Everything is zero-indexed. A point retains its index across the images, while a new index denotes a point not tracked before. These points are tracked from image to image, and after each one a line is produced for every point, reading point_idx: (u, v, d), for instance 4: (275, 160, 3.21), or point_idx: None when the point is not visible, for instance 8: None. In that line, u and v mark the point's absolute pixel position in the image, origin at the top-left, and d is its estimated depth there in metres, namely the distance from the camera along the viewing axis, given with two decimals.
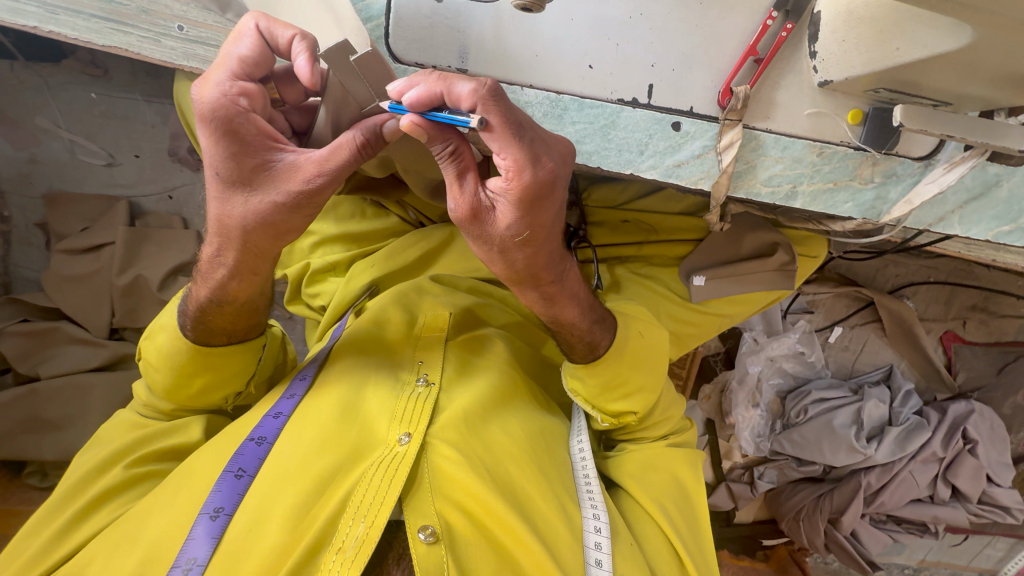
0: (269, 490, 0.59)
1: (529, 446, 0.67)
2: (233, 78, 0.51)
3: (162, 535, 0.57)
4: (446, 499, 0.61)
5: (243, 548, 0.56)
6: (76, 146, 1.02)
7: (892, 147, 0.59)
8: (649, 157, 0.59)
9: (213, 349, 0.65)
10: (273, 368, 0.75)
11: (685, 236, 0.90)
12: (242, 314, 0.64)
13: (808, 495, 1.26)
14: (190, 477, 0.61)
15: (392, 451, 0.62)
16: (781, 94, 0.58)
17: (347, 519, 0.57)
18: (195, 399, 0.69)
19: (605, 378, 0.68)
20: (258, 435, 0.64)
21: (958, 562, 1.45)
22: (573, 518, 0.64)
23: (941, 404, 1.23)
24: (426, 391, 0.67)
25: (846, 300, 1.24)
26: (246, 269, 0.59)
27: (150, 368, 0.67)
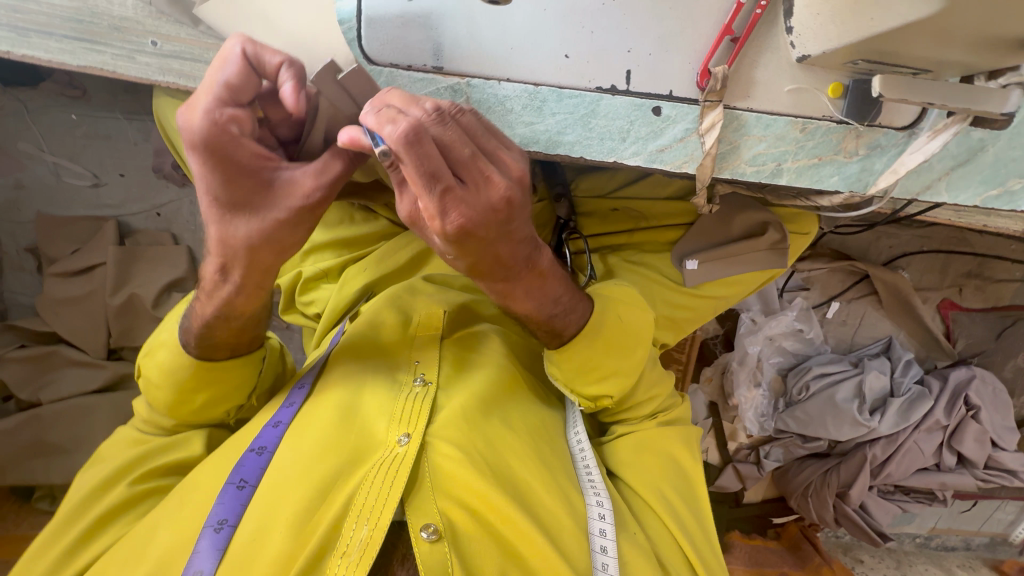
0: (272, 497, 0.59)
1: (530, 438, 0.67)
2: (221, 104, 0.49)
3: (171, 548, 0.57)
4: (448, 496, 0.61)
5: (250, 556, 0.56)
6: (61, 168, 1.02)
7: (875, 119, 0.59)
8: (631, 144, 0.58)
9: (216, 364, 0.65)
10: (274, 377, 0.76)
11: (676, 221, 0.90)
12: (246, 328, 0.64)
13: (815, 471, 1.27)
14: (194, 490, 0.62)
15: (392, 453, 0.62)
16: (759, 72, 0.57)
17: (350, 523, 0.57)
18: (197, 413, 0.69)
19: (579, 362, 0.67)
20: (259, 445, 0.64)
21: (969, 529, 1.46)
22: (577, 507, 0.64)
23: (942, 372, 1.23)
24: (424, 390, 0.67)
25: (841, 274, 1.23)
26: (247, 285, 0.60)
27: (149, 385, 0.67)
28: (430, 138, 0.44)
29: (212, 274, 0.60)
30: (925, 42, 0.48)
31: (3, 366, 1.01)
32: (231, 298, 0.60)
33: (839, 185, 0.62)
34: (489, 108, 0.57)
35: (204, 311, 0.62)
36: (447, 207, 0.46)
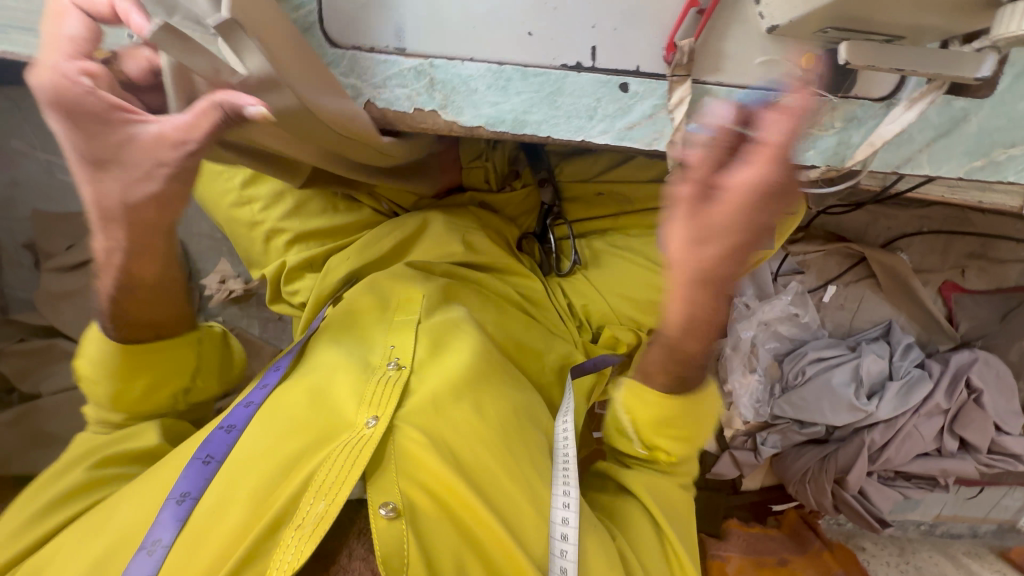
0: (237, 473, 0.59)
1: (498, 423, 0.67)
2: (71, 58, 0.49)
3: (130, 524, 0.57)
4: (411, 478, 0.61)
5: (206, 528, 0.56)
6: (55, 165, 1.05)
7: (849, 89, 0.58)
8: (599, 122, 0.58)
9: (145, 345, 0.67)
10: (218, 370, 0.76)
11: (660, 205, 0.89)
12: (158, 300, 0.66)
13: (813, 457, 1.24)
14: (160, 468, 0.62)
15: (358, 434, 0.62)
16: (729, 45, 0.56)
17: (308, 497, 0.56)
18: (141, 403, 0.70)
19: (666, 413, 0.68)
20: (229, 423, 0.64)
21: (975, 516, 1.44)
22: (539, 489, 0.65)
23: (944, 356, 1.21)
24: (397, 374, 0.68)
25: (837, 257, 1.23)
26: (134, 253, 0.60)
27: (89, 382, 0.69)
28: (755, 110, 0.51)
29: (105, 249, 0.59)
30: (897, 6, 0.46)
31: (4, 359, 1.04)
32: (134, 271, 0.61)
33: (814, 160, 0.61)
34: (454, 89, 0.56)
35: (104, 285, 0.63)
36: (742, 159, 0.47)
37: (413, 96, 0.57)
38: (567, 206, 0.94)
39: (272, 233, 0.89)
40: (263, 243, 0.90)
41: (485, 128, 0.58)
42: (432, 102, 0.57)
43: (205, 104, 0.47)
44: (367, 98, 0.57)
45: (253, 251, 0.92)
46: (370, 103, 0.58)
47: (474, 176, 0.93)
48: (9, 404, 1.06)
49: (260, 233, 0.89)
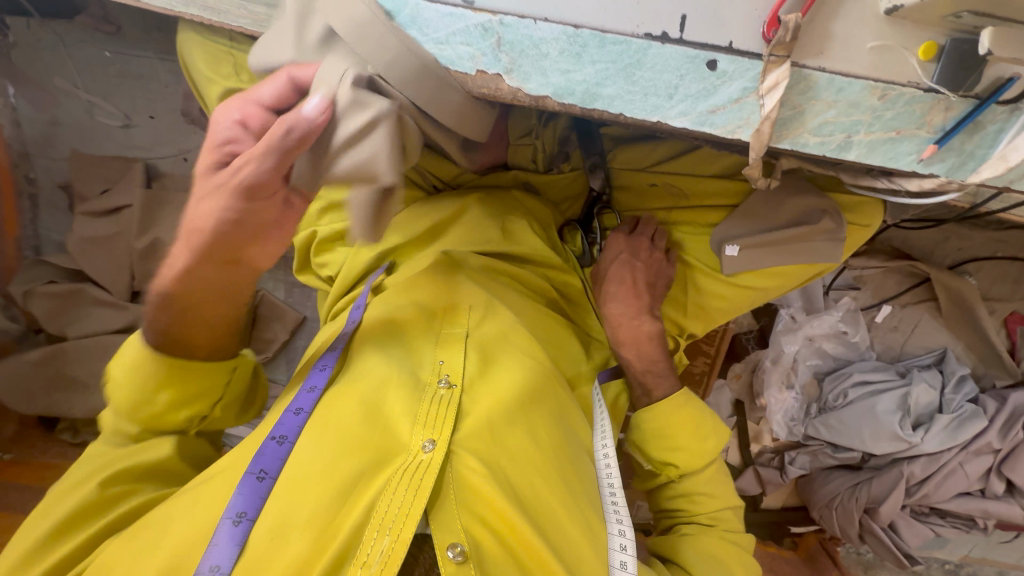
0: (292, 491, 0.56)
1: (552, 456, 0.65)
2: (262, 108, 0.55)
3: (187, 541, 0.54)
4: (472, 513, 0.58)
5: (266, 558, 0.52)
6: (94, 107, 1.03)
7: (971, 87, 0.50)
8: (678, 102, 0.52)
9: (183, 364, 0.63)
10: (238, 406, 0.73)
11: (719, 201, 0.82)
12: (208, 318, 0.62)
13: (843, 483, 1.18)
14: (213, 478, 0.59)
15: (415, 459, 0.59)
16: (838, 25, 0.49)
17: (370, 531, 0.54)
18: (158, 417, 0.66)
19: (658, 425, 0.79)
20: (280, 433, 0.61)
21: (1006, 561, 1.36)
22: (598, 537, 0.63)
23: (1000, 392, 1.11)
24: (449, 394, 0.64)
25: (897, 276, 1.14)
26: (224, 269, 0.58)
27: (114, 387, 0.64)
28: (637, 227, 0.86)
29: (185, 271, 0.57)
30: None
31: (33, 300, 1.03)
32: (204, 288, 0.59)
33: (932, 168, 0.55)
34: (522, 52, 0.51)
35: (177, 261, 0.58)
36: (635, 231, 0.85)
37: (476, 56, 0.52)
38: (617, 194, 0.89)
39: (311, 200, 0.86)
40: None
41: (552, 99, 0.53)
42: (496, 65, 0.52)
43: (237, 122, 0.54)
44: (429, 54, 0.53)
45: None
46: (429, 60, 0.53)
47: (520, 154, 0.87)
48: (38, 344, 1.07)
49: None
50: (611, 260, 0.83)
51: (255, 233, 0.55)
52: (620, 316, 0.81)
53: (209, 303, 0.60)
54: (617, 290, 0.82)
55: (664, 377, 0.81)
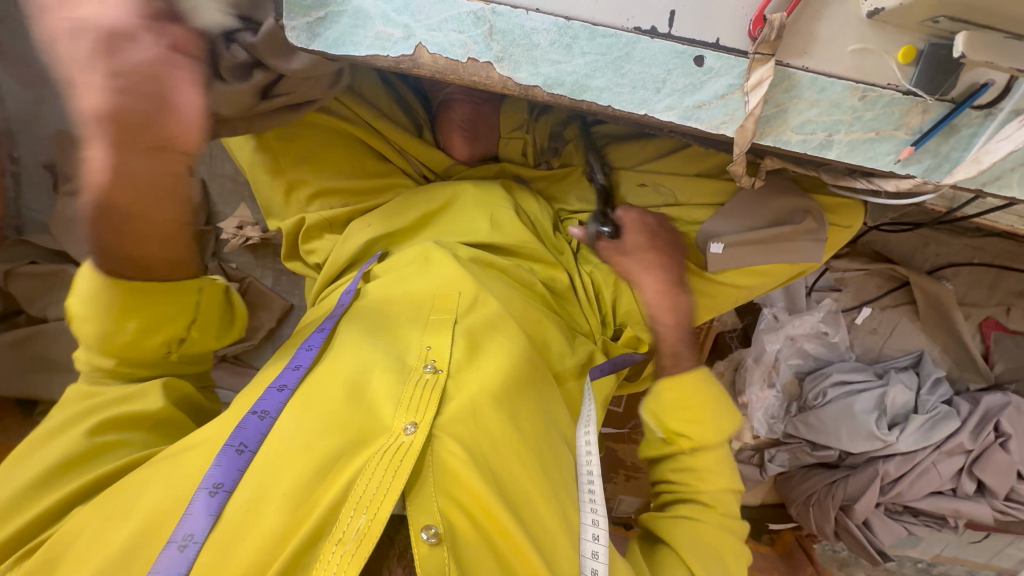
0: (273, 464, 0.57)
1: (532, 442, 0.66)
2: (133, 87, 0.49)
3: (161, 506, 0.55)
4: (450, 496, 0.59)
5: (243, 527, 0.53)
6: None
7: (948, 90, 0.52)
8: (665, 96, 0.53)
9: (140, 286, 0.62)
10: (217, 326, 0.73)
11: (706, 200, 0.84)
12: (154, 225, 0.57)
13: (820, 480, 1.21)
14: (188, 450, 0.60)
15: (397, 441, 0.59)
16: (822, 26, 0.51)
17: (348, 509, 0.54)
18: (140, 346, 0.66)
19: (677, 397, 0.74)
20: (262, 408, 0.62)
21: (975, 559, 1.40)
22: (573, 523, 0.64)
23: (974, 395, 1.15)
24: (435, 378, 0.65)
25: (878, 279, 1.17)
26: (155, 157, 0.52)
27: (78, 322, 0.64)
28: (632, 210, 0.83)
29: (113, 170, 0.51)
30: None
31: (13, 280, 1.02)
32: (140, 190, 0.53)
33: (909, 169, 0.56)
34: (513, 41, 0.51)
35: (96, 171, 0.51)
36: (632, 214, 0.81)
37: (468, 44, 0.51)
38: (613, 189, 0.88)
39: (299, 184, 0.85)
40: (285, 193, 0.86)
41: (541, 90, 0.53)
42: (487, 53, 0.52)
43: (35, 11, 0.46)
44: (418, 40, 0.51)
45: (273, 200, 0.88)
46: (419, 47, 0.51)
47: (511, 148, 0.89)
48: (16, 326, 1.05)
49: (282, 182, 0.85)
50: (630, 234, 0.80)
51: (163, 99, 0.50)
52: (657, 293, 0.78)
53: (148, 211, 0.55)
54: (643, 263, 0.78)
55: (678, 331, 0.78)
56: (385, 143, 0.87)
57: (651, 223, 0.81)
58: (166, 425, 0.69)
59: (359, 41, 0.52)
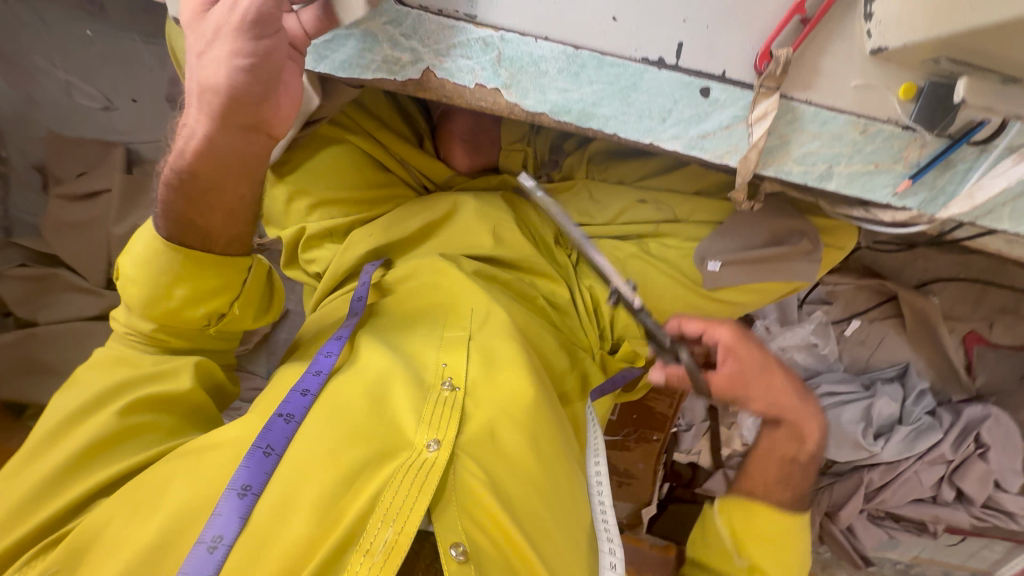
0: (300, 474, 0.59)
1: (547, 459, 0.67)
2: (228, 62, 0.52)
3: (187, 506, 0.57)
4: (472, 517, 0.61)
5: (271, 534, 0.56)
6: (72, 87, 1.00)
7: (946, 127, 0.52)
8: (671, 126, 0.54)
9: (199, 255, 0.64)
10: (259, 306, 0.74)
11: (705, 217, 0.85)
12: (224, 198, 0.63)
13: (807, 487, 1.24)
14: (211, 450, 0.62)
15: (420, 457, 0.62)
16: (826, 61, 0.51)
17: (375, 522, 0.57)
18: (177, 316, 0.67)
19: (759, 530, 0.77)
20: (287, 411, 0.64)
21: (951, 561, 1.44)
22: (585, 542, 0.66)
23: (955, 407, 1.18)
24: (452, 396, 0.67)
25: (867, 293, 1.19)
26: (244, 137, 0.58)
27: (127, 283, 0.66)
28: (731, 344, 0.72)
29: (205, 137, 0.58)
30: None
31: (3, 282, 1.01)
32: (224, 161, 0.60)
33: (906, 201, 0.58)
34: (521, 68, 0.51)
35: (196, 133, 0.58)
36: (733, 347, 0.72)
37: (476, 70, 0.52)
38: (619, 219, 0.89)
39: (296, 195, 0.83)
40: (284, 203, 0.84)
41: (547, 116, 0.54)
42: (495, 80, 0.52)
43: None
44: (426, 65, 0.52)
45: (272, 209, 0.86)
46: (427, 72, 0.53)
47: (511, 160, 0.89)
48: (5, 329, 1.03)
49: (282, 191, 0.83)
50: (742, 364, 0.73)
51: (269, 86, 0.54)
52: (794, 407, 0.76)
53: (224, 182, 0.61)
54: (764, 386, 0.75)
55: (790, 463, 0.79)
56: (387, 155, 0.86)
57: (749, 346, 0.73)
58: (190, 408, 0.70)
59: (369, 66, 0.54)
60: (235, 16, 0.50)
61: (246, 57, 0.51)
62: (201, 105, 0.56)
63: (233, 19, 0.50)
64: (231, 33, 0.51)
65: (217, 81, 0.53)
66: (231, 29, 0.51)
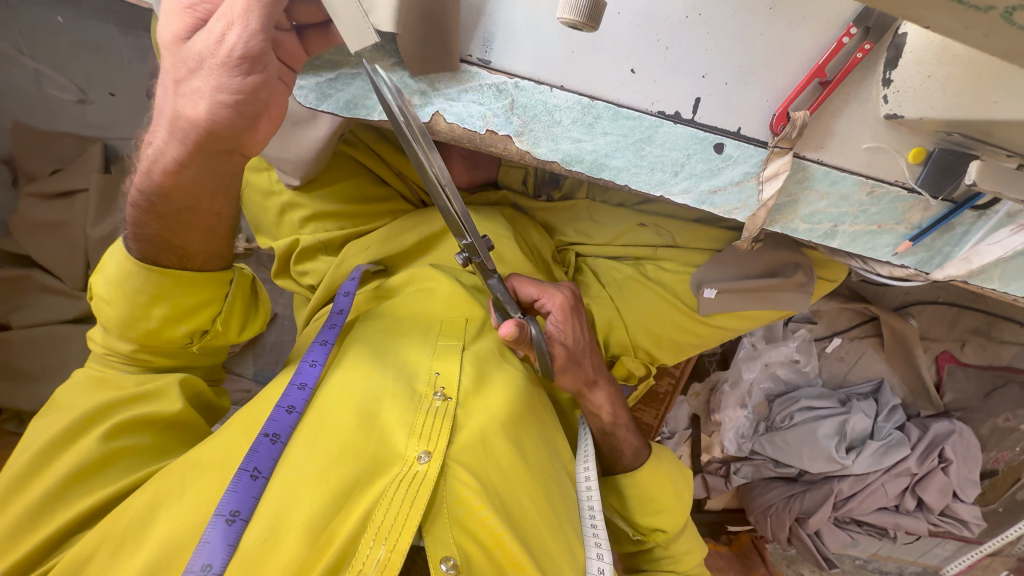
0: (287, 492, 0.55)
1: (538, 472, 0.67)
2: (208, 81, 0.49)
3: (173, 536, 0.53)
4: (464, 528, 0.59)
5: (260, 557, 0.52)
6: (42, 77, 0.98)
7: (950, 193, 0.53)
8: (682, 179, 0.54)
9: (175, 272, 0.62)
10: (242, 321, 0.71)
11: (703, 245, 0.83)
12: (199, 216, 0.60)
13: (779, 494, 1.30)
14: (200, 471, 0.57)
15: (411, 470, 0.59)
16: (841, 123, 0.50)
17: (367, 541, 0.54)
18: (154, 336, 0.64)
19: (642, 493, 0.80)
20: (273, 431, 0.59)
21: (906, 558, 1.53)
22: (577, 555, 0.66)
23: (923, 421, 1.24)
24: (444, 407, 0.64)
25: (850, 312, 1.21)
26: (217, 161, 0.56)
27: (103, 302, 0.63)
28: (559, 314, 0.70)
29: (176, 160, 0.54)
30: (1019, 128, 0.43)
31: None
32: (198, 182, 0.57)
33: (905, 260, 0.59)
34: (535, 117, 0.52)
35: (166, 154, 0.55)
36: (560, 314, 0.70)
37: (488, 115, 0.53)
38: (617, 243, 0.89)
39: (291, 207, 0.81)
40: (277, 215, 0.82)
41: (558, 164, 0.55)
42: (507, 127, 0.53)
43: (178, 6, 0.49)
44: (435, 109, 0.53)
45: (262, 219, 0.84)
46: (436, 115, 0.54)
47: (511, 176, 0.89)
48: None
49: (275, 203, 0.81)
50: (573, 335, 0.70)
51: (252, 118, 0.52)
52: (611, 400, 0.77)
53: (198, 201, 0.59)
54: (592, 365, 0.74)
55: (629, 428, 0.80)
56: (385, 168, 0.84)
57: (574, 321, 0.71)
58: (178, 427, 0.67)
59: (375, 104, 0.56)
60: (221, 48, 0.47)
61: (231, 93, 0.49)
62: (172, 130, 0.53)
63: (219, 53, 0.47)
64: (213, 68, 0.48)
65: (195, 115, 0.50)
66: (216, 62, 0.48)
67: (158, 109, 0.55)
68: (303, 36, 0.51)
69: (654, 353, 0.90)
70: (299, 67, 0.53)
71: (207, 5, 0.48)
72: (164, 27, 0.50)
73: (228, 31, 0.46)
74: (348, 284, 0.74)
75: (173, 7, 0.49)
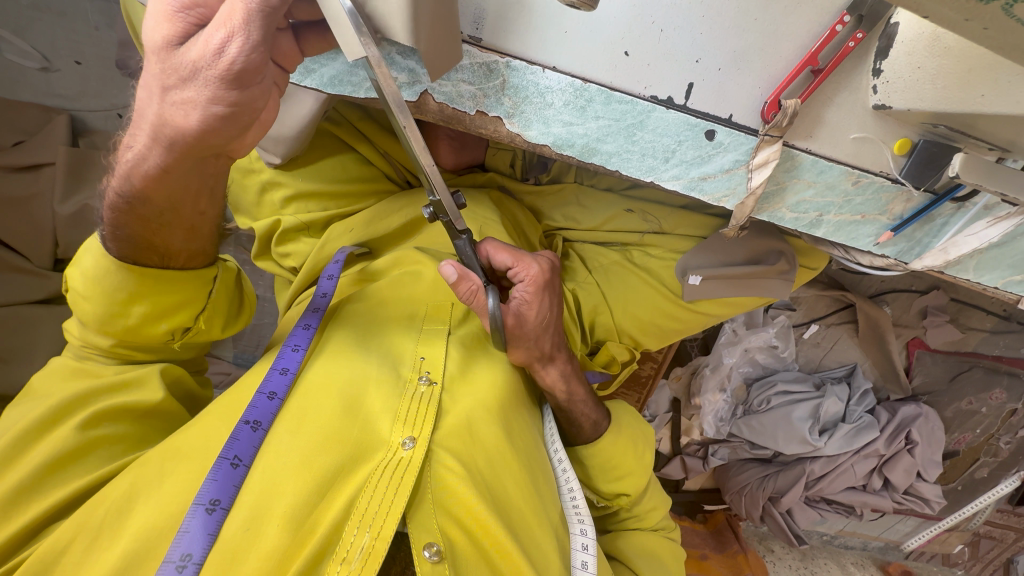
0: (270, 480, 0.55)
1: (523, 456, 0.67)
2: (194, 92, 0.46)
3: (153, 526, 0.52)
4: (449, 514, 0.59)
5: (242, 547, 0.51)
6: (4, 43, 0.95)
7: (932, 184, 0.54)
8: (672, 166, 0.54)
9: (156, 273, 0.59)
10: (225, 314, 0.70)
11: (690, 233, 0.83)
12: (182, 218, 0.58)
13: (755, 474, 1.34)
14: (178, 461, 0.56)
15: (394, 456, 0.59)
16: (831, 112, 0.51)
17: (351, 528, 0.54)
18: (134, 332, 0.62)
19: (605, 462, 0.81)
20: (253, 418, 0.58)
21: (870, 533, 1.59)
22: (562, 538, 0.68)
23: (893, 405, 1.28)
24: (429, 392, 0.63)
25: (828, 300, 1.23)
26: (201, 163, 0.53)
27: (79, 297, 0.60)
28: (531, 284, 0.66)
29: (160, 166, 0.52)
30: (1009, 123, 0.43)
31: None
32: (182, 183, 0.55)
33: (885, 250, 0.61)
34: (525, 98, 0.52)
35: (148, 159, 0.52)
36: (531, 284, 0.66)
37: (478, 96, 0.53)
38: (605, 228, 0.88)
39: (273, 187, 0.79)
40: (258, 194, 0.80)
41: (550, 147, 0.55)
42: (499, 107, 0.53)
43: (166, 8, 0.44)
44: (423, 88, 0.53)
45: (242, 198, 0.81)
46: (424, 94, 0.54)
47: (498, 159, 0.88)
48: None
49: (256, 182, 0.79)
50: (540, 308, 0.67)
51: (244, 127, 0.49)
52: (560, 379, 0.75)
53: (181, 203, 0.56)
54: (553, 340, 0.71)
55: (586, 403, 0.80)
56: (370, 147, 0.81)
57: (544, 297, 0.67)
58: (158, 417, 0.65)
59: (361, 82, 0.55)
60: (217, 58, 0.44)
61: (226, 105, 0.47)
62: (156, 137, 0.50)
63: (218, 66, 0.44)
64: (210, 80, 0.45)
65: (185, 125, 0.48)
66: (213, 75, 0.44)
67: (138, 110, 0.51)
68: (300, 36, 0.49)
69: (636, 338, 0.91)
70: (294, 67, 0.50)
71: (202, 9, 0.45)
72: (150, 30, 0.45)
73: (227, 42, 0.43)
74: (332, 266, 0.73)
75: (160, 9, 0.45)
